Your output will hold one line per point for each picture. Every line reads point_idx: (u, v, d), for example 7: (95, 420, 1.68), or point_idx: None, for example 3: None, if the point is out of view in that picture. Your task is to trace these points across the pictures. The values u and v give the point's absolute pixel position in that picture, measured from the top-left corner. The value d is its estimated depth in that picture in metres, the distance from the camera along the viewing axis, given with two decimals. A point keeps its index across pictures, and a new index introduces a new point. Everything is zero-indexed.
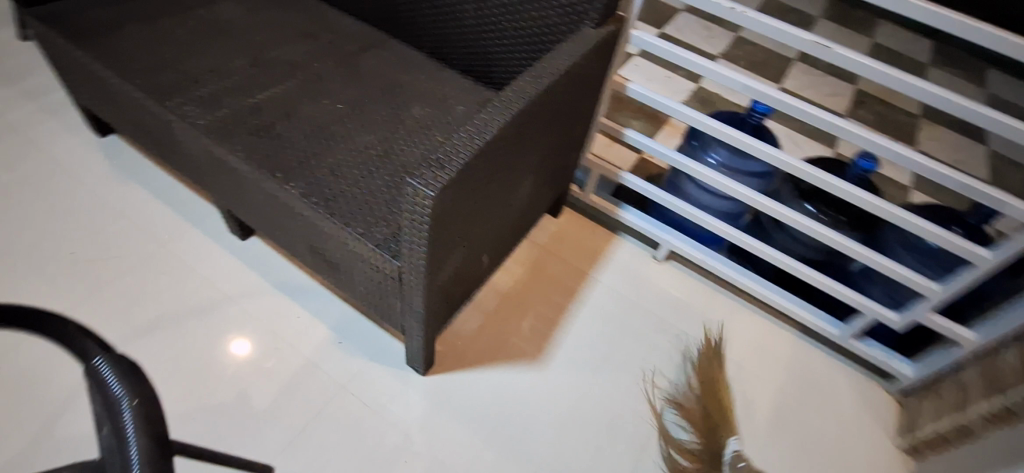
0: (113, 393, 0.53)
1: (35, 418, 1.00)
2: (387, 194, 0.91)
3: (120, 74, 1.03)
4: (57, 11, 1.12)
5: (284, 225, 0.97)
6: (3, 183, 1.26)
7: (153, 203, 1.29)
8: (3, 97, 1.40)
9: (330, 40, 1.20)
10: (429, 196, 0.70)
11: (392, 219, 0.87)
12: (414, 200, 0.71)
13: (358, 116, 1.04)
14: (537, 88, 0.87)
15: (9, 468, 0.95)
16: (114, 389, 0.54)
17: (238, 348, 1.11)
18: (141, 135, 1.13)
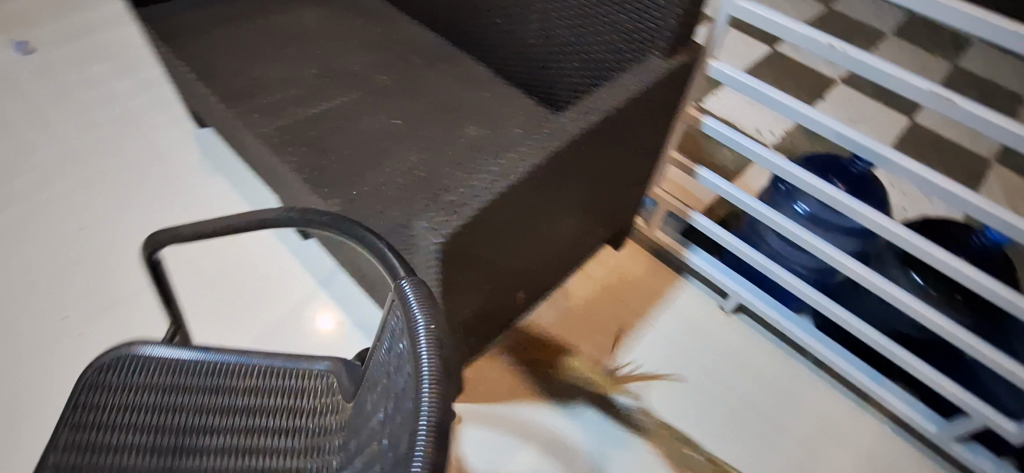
0: (397, 272, 0.54)
1: (288, 304, 1.19)
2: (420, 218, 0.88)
3: (203, 77, 1.11)
4: (161, 15, 1.23)
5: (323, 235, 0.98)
6: (112, 166, 1.42)
7: (232, 192, 1.38)
8: (124, 90, 1.58)
9: (402, 49, 1.21)
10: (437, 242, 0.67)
11: None
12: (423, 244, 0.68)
13: (414, 133, 1.03)
14: (584, 122, 0.80)
15: (266, 340, 1.13)
16: (398, 270, 0.54)
17: (323, 321, 1.17)
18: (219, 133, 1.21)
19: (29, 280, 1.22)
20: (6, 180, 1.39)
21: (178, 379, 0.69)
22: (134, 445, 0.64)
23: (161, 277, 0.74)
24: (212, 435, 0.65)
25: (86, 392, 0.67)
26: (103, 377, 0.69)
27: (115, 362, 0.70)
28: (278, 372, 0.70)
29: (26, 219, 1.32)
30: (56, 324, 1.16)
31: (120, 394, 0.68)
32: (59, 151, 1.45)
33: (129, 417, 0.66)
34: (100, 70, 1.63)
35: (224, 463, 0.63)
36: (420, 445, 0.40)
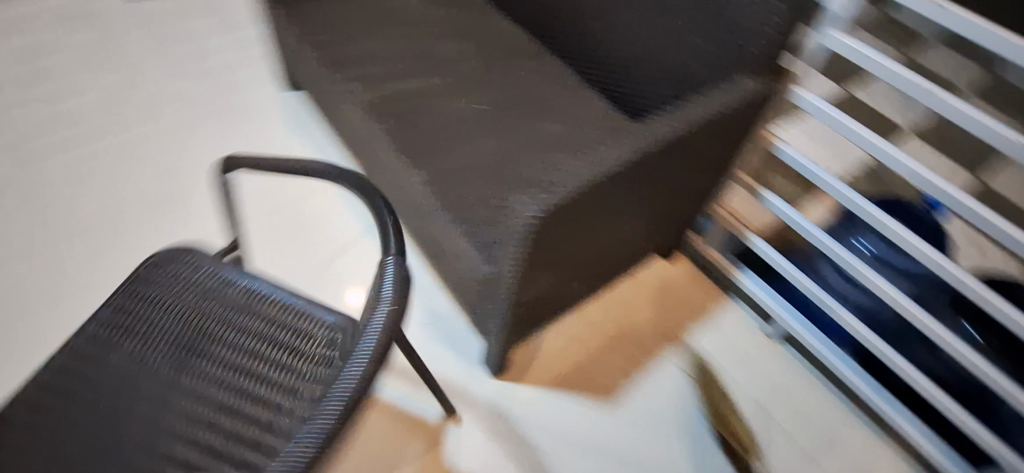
0: (384, 290, 0.61)
1: (352, 264, 1.27)
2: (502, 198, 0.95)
3: (310, 45, 1.20)
4: None
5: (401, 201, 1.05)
6: (206, 115, 1.53)
7: (311, 154, 1.47)
8: (224, 46, 1.69)
9: (494, 40, 1.27)
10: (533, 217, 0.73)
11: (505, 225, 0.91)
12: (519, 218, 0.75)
13: (499, 119, 1.09)
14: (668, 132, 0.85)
15: (331, 295, 1.22)
16: (386, 288, 0.61)
17: (354, 298, 1.22)
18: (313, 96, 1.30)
19: (122, 209, 1.34)
20: (110, 114, 1.51)
21: (211, 291, 0.77)
22: (161, 337, 0.74)
23: (228, 197, 0.83)
24: (221, 348, 0.73)
25: (140, 280, 0.78)
26: (156, 272, 0.79)
27: (169, 262, 0.80)
28: (291, 311, 0.75)
29: (124, 152, 1.44)
30: (141, 251, 1.27)
31: (162, 290, 0.77)
32: (161, 94, 1.56)
33: (163, 312, 0.76)
34: (205, 24, 1.74)
35: (221, 376, 0.71)
36: (298, 456, 0.49)
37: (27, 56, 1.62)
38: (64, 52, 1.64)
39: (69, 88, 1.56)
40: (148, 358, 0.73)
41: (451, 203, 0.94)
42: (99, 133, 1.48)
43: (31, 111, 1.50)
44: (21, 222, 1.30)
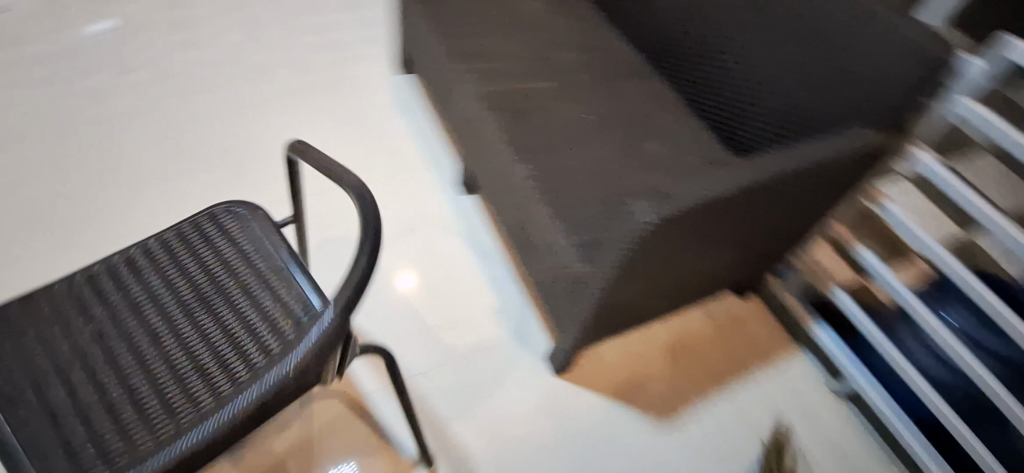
0: None
1: (439, 243, 1.35)
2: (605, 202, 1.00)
3: (438, 32, 1.29)
4: None
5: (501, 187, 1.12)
6: (325, 84, 1.66)
7: (413, 134, 1.56)
8: (349, 25, 1.83)
9: (610, 55, 1.33)
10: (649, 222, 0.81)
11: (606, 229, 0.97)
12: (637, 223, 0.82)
13: (605, 128, 1.13)
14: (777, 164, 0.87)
15: (416, 266, 1.31)
16: None
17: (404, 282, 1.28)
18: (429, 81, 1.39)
19: (243, 156, 1.48)
20: (241, 69, 1.66)
21: (251, 254, 0.77)
22: (184, 279, 0.74)
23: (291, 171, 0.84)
24: (229, 311, 0.72)
25: (196, 218, 0.79)
26: (213, 216, 0.79)
27: (230, 210, 0.80)
28: (306, 305, 0.73)
29: (250, 105, 1.58)
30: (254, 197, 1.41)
31: (210, 236, 0.78)
32: (288, 59, 1.71)
33: (197, 259, 0.76)
34: (335, 4, 1.89)
35: (211, 340, 0.70)
36: None
37: (181, 6, 1.80)
38: (211, 8, 1.82)
39: (212, 39, 1.72)
40: (160, 297, 0.73)
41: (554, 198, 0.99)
42: (229, 84, 1.62)
43: (178, 55, 1.67)
44: (155, 152, 1.46)
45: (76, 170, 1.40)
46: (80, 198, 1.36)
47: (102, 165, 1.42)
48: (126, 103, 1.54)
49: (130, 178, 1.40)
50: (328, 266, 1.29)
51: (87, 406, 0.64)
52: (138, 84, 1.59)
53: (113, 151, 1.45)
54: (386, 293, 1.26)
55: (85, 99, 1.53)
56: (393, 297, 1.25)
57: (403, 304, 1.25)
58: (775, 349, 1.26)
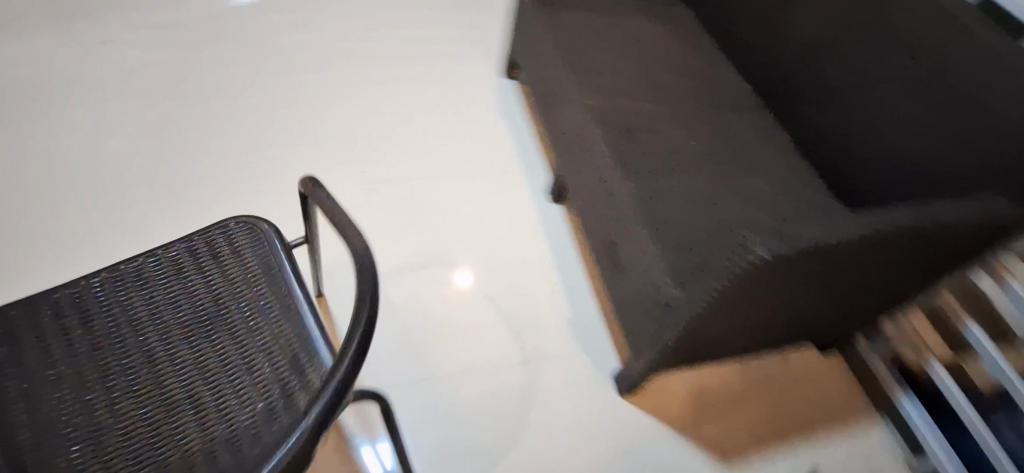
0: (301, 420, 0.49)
1: (522, 246, 1.38)
2: (705, 228, 1.02)
3: (555, 41, 1.33)
4: None
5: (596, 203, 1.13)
6: (434, 78, 1.73)
7: (510, 138, 1.60)
8: (464, 26, 1.91)
9: (720, 89, 1.33)
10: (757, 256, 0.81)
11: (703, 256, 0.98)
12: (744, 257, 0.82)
13: (710, 157, 1.15)
14: (891, 220, 0.84)
15: (498, 265, 1.34)
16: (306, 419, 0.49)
17: (462, 280, 1.31)
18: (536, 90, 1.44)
19: (350, 135, 1.55)
20: (359, 55, 1.76)
21: (257, 279, 0.76)
22: (188, 300, 0.74)
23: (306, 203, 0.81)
24: (229, 338, 0.72)
25: (210, 235, 0.79)
26: (227, 233, 0.79)
27: (245, 227, 0.80)
28: (303, 340, 0.72)
29: (363, 89, 1.67)
30: (356, 175, 1.47)
31: (220, 256, 0.78)
32: (403, 50, 1.80)
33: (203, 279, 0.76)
34: (453, 5, 1.98)
35: (204, 368, 0.69)
36: None
37: None
38: None
39: (336, 25, 1.84)
40: (163, 316, 0.73)
41: (652, 224, 1.01)
42: (346, 67, 1.72)
43: (304, 35, 1.79)
44: (273, 120, 1.56)
45: (203, 126, 1.52)
46: (203, 152, 1.46)
47: (225, 126, 1.53)
48: (253, 72, 1.66)
49: (248, 141, 1.50)
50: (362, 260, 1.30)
51: (78, 426, 0.64)
52: (266, 57, 1.71)
53: (237, 114, 1.56)
54: (467, 286, 1.30)
55: (219, 64, 1.67)
56: (473, 293, 1.29)
57: (482, 301, 1.28)
58: (853, 413, 1.21)
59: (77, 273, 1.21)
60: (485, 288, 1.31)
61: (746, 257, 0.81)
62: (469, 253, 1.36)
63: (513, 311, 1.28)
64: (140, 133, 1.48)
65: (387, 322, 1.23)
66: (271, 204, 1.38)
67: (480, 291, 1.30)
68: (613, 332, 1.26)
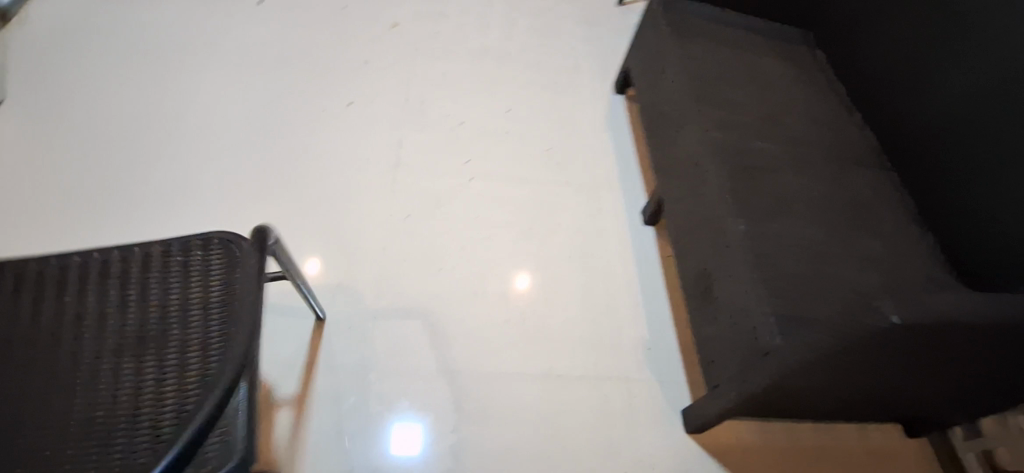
0: None
1: (610, 261, 1.38)
2: (811, 281, 1.02)
3: (683, 68, 1.35)
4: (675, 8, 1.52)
5: (700, 233, 1.16)
6: (549, 82, 1.76)
7: (613, 151, 1.61)
8: (587, 39, 1.94)
9: (841, 141, 1.30)
10: (887, 319, 0.76)
11: (807, 311, 0.98)
12: (867, 318, 0.77)
13: (826, 211, 1.15)
14: None
15: (584, 277, 1.35)
16: None
17: (519, 281, 1.33)
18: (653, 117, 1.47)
19: (460, 123, 1.61)
20: (481, 50, 1.82)
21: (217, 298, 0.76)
22: (144, 300, 0.77)
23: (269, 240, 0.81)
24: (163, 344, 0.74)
25: (189, 243, 0.82)
26: (206, 246, 0.81)
27: (226, 243, 0.82)
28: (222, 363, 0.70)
29: (477, 81, 1.73)
30: (461, 163, 1.52)
31: (189, 269, 0.80)
32: (524, 52, 1.85)
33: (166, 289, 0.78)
34: (580, 17, 2.02)
35: (126, 373, 0.72)
36: None
37: None
38: None
39: (462, 17, 1.91)
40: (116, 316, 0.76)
41: (756, 263, 1.02)
42: (468, 59, 1.79)
43: (431, 22, 1.87)
44: (392, 97, 1.64)
45: (328, 92, 1.61)
46: (325, 117, 1.56)
47: (349, 95, 1.62)
48: (382, 50, 1.75)
49: (367, 113, 1.59)
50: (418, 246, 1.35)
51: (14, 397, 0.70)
52: (393, 36, 1.80)
53: (360, 86, 1.65)
54: (549, 288, 1.32)
55: (351, 36, 1.76)
56: (554, 296, 1.31)
57: (561, 306, 1.30)
58: None
59: (209, 210, 1.35)
60: (566, 294, 1.32)
61: (872, 320, 0.76)
62: (557, 256, 1.38)
63: (591, 322, 1.28)
64: (273, 90, 1.59)
65: (468, 307, 1.28)
66: (381, 177, 1.46)
67: (562, 296, 1.32)
68: (689, 365, 1.25)
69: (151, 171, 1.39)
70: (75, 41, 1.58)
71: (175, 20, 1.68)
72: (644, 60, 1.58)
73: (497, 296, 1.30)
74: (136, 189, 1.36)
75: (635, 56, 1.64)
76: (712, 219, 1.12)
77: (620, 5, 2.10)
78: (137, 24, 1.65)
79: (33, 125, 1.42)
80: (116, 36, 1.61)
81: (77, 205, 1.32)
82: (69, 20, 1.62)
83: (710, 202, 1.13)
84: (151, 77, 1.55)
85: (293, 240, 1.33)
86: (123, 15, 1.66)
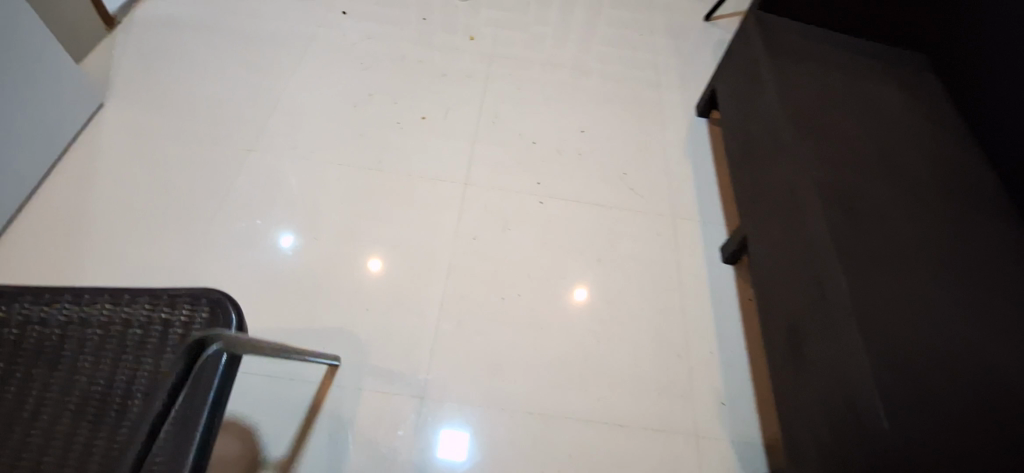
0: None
1: (685, 301, 1.30)
2: (925, 347, 0.90)
3: (781, 93, 1.25)
4: (773, 26, 1.42)
5: (804, 287, 1.05)
6: (629, 103, 1.69)
7: (694, 181, 1.52)
8: (672, 56, 1.85)
9: (963, 182, 1.15)
10: None
11: (919, 379, 0.86)
12: None
13: (945, 265, 1.01)
14: None
15: (657, 316, 1.27)
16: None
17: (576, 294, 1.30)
18: (742, 144, 1.38)
19: (533, 142, 1.56)
20: (560, 66, 1.78)
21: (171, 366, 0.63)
22: (97, 350, 0.65)
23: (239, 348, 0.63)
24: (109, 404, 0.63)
25: (174, 299, 0.67)
26: (194, 306, 0.67)
27: (215, 306, 0.67)
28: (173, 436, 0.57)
29: (553, 99, 1.68)
30: (532, 184, 1.47)
31: (168, 334, 0.66)
32: (604, 70, 1.79)
33: (139, 353, 0.65)
34: (665, 33, 1.93)
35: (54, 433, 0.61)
36: None
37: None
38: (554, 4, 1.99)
39: (541, 33, 1.88)
40: (82, 376, 0.64)
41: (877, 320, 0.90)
42: (546, 75, 1.75)
43: (509, 37, 1.84)
44: (466, 113, 1.61)
45: (403, 105, 1.61)
46: (400, 131, 1.55)
47: (423, 109, 1.61)
48: (460, 62, 1.74)
49: (440, 129, 1.57)
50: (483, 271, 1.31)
51: None
52: (471, 50, 1.78)
53: (435, 100, 1.63)
54: (616, 325, 1.26)
55: (431, 47, 1.76)
56: (623, 332, 1.25)
57: (630, 345, 1.23)
58: None
59: (283, 217, 1.37)
60: (636, 334, 1.25)
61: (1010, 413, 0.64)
62: (626, 290, 1.31)
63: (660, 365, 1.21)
64: (350, 100, 1.60)
65: (532, 338, 1.23)
66: (450, 195, 1.44)
67: (630, 333, 1.24)
68: (767, 425, 1.15)
69: (232, 179, 1.42)
70: (169, 47, 1.63)
71: (263, 30, 1.73)
72: (736, 83, 1.48)
73: (562, 328, 1.25)
74: (218, 196, 1.39)
75: (725, 77, 1.55)
76: (819, 273, 1.01)
77: (706, 22, 2.00)
78: (228, 33, 1.70)
79: (127, 127, 1.47)
80: (208, 44, 1.66)
81: (162, 208, 1.35)
82: (164, 24, 1.68)
83: (819, 251, 1.02)
84: (237, 85, 1.59)
85: (361, 257, 1.32)
86: (216, 23, 1.72)
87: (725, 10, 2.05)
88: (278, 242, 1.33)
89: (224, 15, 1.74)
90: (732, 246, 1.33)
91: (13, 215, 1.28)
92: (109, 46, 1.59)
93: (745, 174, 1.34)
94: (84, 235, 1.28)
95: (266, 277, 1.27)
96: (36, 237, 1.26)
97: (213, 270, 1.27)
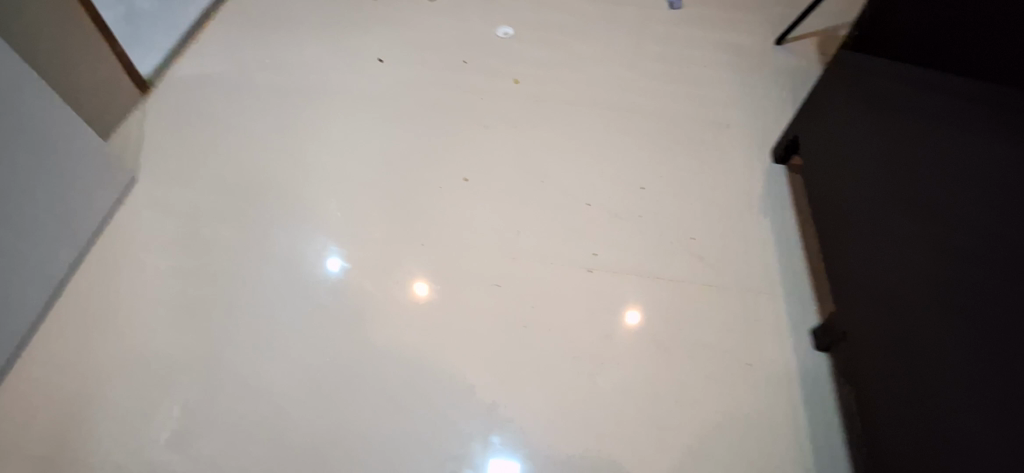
0: None
1: (764, 399, 1.17)
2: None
3: (881, 151, 1.12)
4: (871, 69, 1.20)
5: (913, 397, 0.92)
6: (694, 150, 1.52)
7: (772, 247, 1.36)
8: (741, 90, 1.66)
9: None
10: None
11: None
12: None
13: None
14: None
15: (734, 417, 1.14)
16: None
17: (627, 315, 1.26)
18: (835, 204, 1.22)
19: (587, 204, 1.42)
20: (615, 108, 1.62)
21: None
22: None
23: None
24: None
25: None
26: None
27: None
28: None
29: (607, 149, 1.52)
30: (587, 255, 1.34)
31: None
32: (665, 110, 1.61)
33: None
34: (733, 63, 1.74)
35: None
36: None
37: (577, 28, 1.84)
38: (606, 34, 1.82)
39: (592, 69, 1.72)
40: None
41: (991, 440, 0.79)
42: (600, 119, 1.59)
43: (556, 77, 1.69)
44: (512, 170, 1.48)
45: (445, 164, 1.49)
46: (439, 196, 1.43)
47: (465, 169, 1.48)
48: (505, 109, 1.60)
49: (484, 192, 1.44)
50: (538, 361, 1.20)
51: None
52: (515, 95, 1.64)
53: (479, 159, 1.50)
54: (686, 436, 1.13)
55: (474, 94, 1.64)
56: (694, 443, 1.12)
57: (707, 458, 1.10)
58: None
59: (318, 295, 1.26)
60: (711, 444, 1.12)
61: None
62: (698, 393, 1.17)
63: None
64: (388, 160, 1.49)
65: (591, 446, 1.11)
66: (495, 273, 1.31)
67: (704, 444, 1.12)
68: None
69: (263, 257, 1.31)
70: (200, 110, 1.56)
71: (296, 84, 1.64)
72: (824, 135, 1.29)
73: (626, 427, 1.13)
74: (248, 280, 1.28)
75: (810, 126, 1.35)
76: (926, 373, 0.90)
77: (778, 46, 1.79)
78: (258, 90, 1.62)
79: (157, 205, 1.39)
80: (238, 104, 1.58)
81: (187, 295, 1.25)
82: (195, 86, 1.61)
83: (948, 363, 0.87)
84: (268, 148, 1.50)
85: (401, 345, 1.20)
86: (247, 81, 1.64)
87: (798, 30, 1.84)
88: (328, 269, 1.30)
89: (256, 71, 1.66)
90: (826, 337, 1.18)
91: (41, 314, 1.20)
92: (142, 115, 1.53)
93: (842, 243, 1.17)
94: (116, 319, 1.21)
95: (301, 374, 1.17)
96: (64, 338, 1.18)
97: (244, 368, 1.17)
